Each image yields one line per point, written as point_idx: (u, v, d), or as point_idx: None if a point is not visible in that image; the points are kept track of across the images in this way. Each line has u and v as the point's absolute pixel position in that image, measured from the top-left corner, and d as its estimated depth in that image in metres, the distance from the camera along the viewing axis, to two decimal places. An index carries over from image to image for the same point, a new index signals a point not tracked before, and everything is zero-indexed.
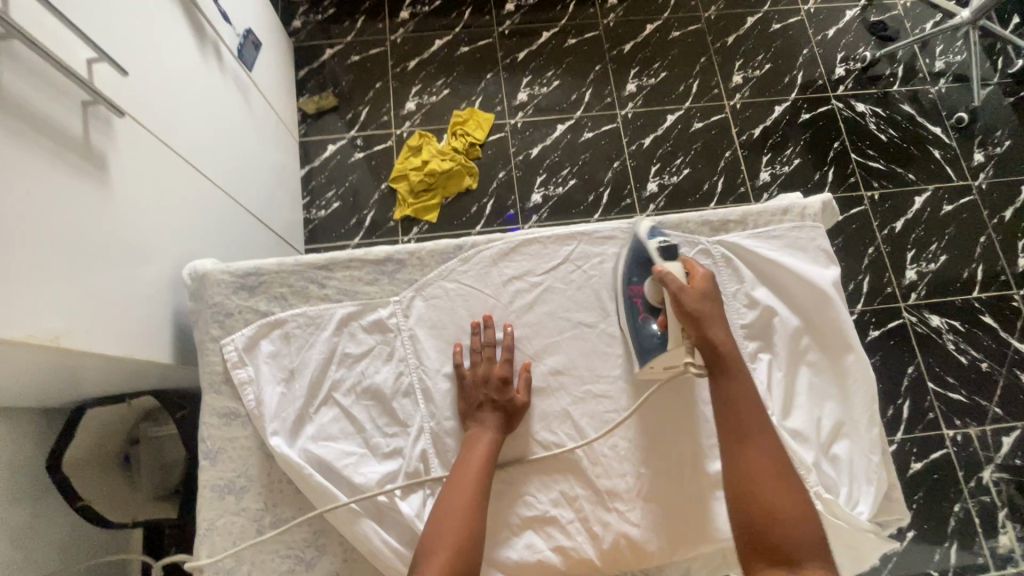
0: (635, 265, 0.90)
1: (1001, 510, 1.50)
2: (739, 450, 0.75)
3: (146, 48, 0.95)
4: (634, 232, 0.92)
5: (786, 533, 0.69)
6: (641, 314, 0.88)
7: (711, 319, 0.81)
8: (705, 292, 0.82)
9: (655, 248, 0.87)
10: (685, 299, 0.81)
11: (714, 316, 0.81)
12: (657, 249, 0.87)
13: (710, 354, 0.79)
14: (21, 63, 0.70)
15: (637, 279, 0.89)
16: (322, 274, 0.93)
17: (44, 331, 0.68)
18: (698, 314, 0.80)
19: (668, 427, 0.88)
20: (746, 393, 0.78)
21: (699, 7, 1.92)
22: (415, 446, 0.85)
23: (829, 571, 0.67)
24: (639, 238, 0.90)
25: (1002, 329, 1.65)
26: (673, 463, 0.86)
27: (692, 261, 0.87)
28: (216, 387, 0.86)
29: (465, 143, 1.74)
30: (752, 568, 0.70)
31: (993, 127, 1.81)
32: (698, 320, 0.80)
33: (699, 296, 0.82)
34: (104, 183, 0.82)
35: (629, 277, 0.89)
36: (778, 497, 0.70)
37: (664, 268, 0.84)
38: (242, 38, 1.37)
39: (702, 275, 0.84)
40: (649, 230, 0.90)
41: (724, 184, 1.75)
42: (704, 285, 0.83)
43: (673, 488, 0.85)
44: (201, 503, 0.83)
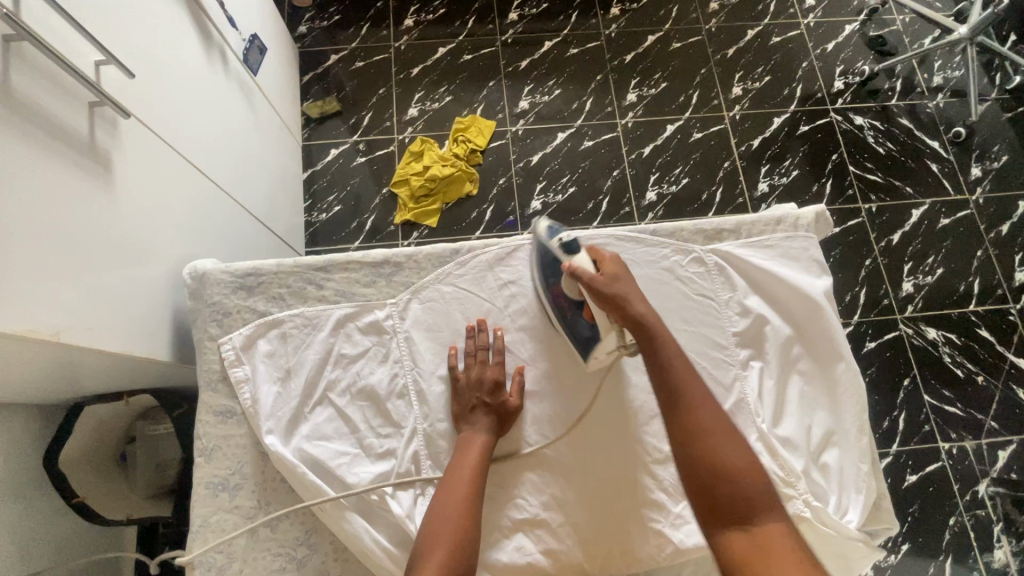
0: (547, 266, 0.90)
1: (996, 524, 1.50)
2: (681, 415, 0.75)
3: (153, 52, 0.97)
4: (536, 238, 0.93)
5: (739, 493, 0.70)
6: (569, 310, 0.88)
7: (628, 298, 0.81)
8: (617, 274, 0.83)
9: (557, 247, 0.88)
10: (601, 285, 0.81)
11: (631, 292, 0.82)
12: (559, 246, 0.87)
13: (638, 330, 0.80)
14: (32, 66, 0.72)
15: (555, 280, 0.90)
16: (321, 275, 0.94)
17: (45, 326, 0.70)
18: (618, 295, 0.80)
19: (603, 438, 0.88)
20: (676, 357, 0.78)
21: (700, 19, 1.95)
22: (408, 447, 0.86)
23: (783, 521, 0.69)
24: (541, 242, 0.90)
25: (998, 343, 1.65)
26: (611, 474, 0.87)
27: (597, 248, 0.87)
28: (213, 385, 0.87)
29: (466, 149, 1.75)
30: (713, 531, 0.70)
31: (991, 142, 1.83)
32: (618, 302, 0.80)
33: (612, 279, 0.82)
34: (108, 183, 0.83)
35: (546, 279, 0.91)
36: (730, 455, 0.72)
37: (572, 264, 0.83)
38: (247, 42, 1.39)
39: (609, 259, 0.85)
40: (548, 230, 0.90)
41: (722, 194, 1.77)
42: (614, 267, 0.83)
43: (618, 498, 0.85)
44: (195, 500, 0.84)
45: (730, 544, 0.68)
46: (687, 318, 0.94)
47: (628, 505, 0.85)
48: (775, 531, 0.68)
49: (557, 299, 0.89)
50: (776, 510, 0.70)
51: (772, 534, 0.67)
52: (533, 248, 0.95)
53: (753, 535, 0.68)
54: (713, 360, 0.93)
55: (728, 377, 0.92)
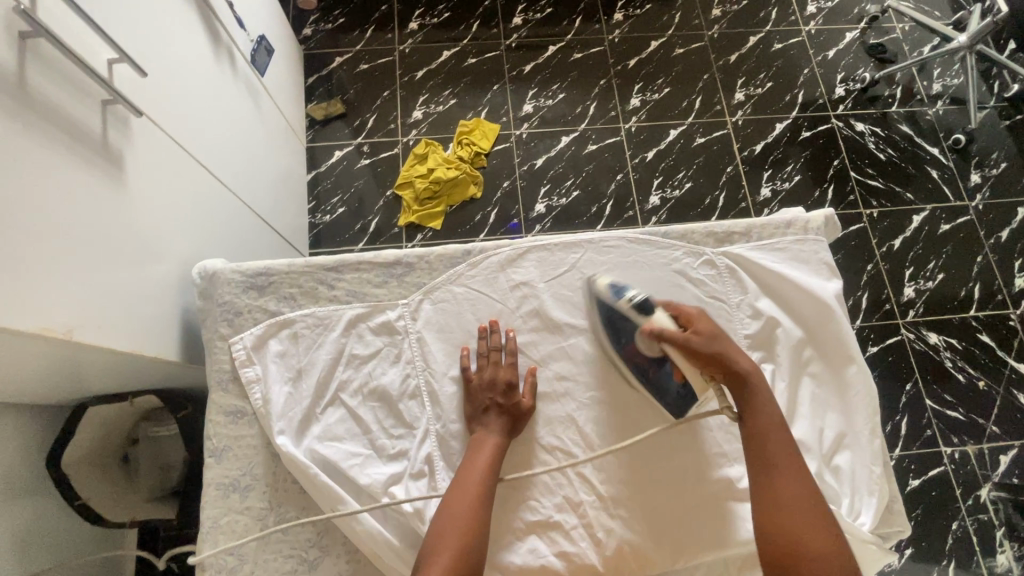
0: (611, 327, 0.89)
1: (999, 529, 1.50)
2: (768, 483, 0.76)
3: (165, 52, 0.97)
4: (596, 298, 0.91)
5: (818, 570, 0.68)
6: (651, 370, 0.88)
7: (730, 356, 0.82)
8: (711, 331, 0.83)
9: (630, 307, 0.86)
10: (696, 346, 0.81)
11: (730, 350, 0.82)
12: (630, 306, 0.86)
13: (741, 392, 0.81)
14: (47, 63, 0.71)
15: (627, 341, 0.88)
16: (331, 275, 0.94)
17: (58, 324, 0.69)
18: (717, 355, 0.81)
19: (668, 446, 0.88)
20: (774, 426, 0.79)
21: (702, 25, 1.96)
22: (421, 448, 0.86)
23: None
24: (607, 302, 0.89)
25: (998, 348, 1.66)
26: (677, 482, 0.86)
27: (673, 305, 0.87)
28: (224, 385, 0.87)
29: (471, 152, 1.76)
30: None
31: (990, 149, 1.84)
32: (715, 362, 0.81)
33: (709, 337, 0.82)
34: (120, 181, 0.83)
35: (618, 341, 0.89)
36: (811, 527, 0.71)
37: (654, 326, 0.83)
38: (255, 44, 1.39)
39: (697, 316, 0.85)
40: (613, 290, 0.89)
41: (725, 198, 1.78)
42: (707, 326, 0.83)
43: (688, 505, 0.85)
44: (205, 501, 0.83)
45: None
46: None
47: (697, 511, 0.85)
48: None
49: (632, 358, 0.88)
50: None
51: None
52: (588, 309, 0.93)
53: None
54: None
55: None
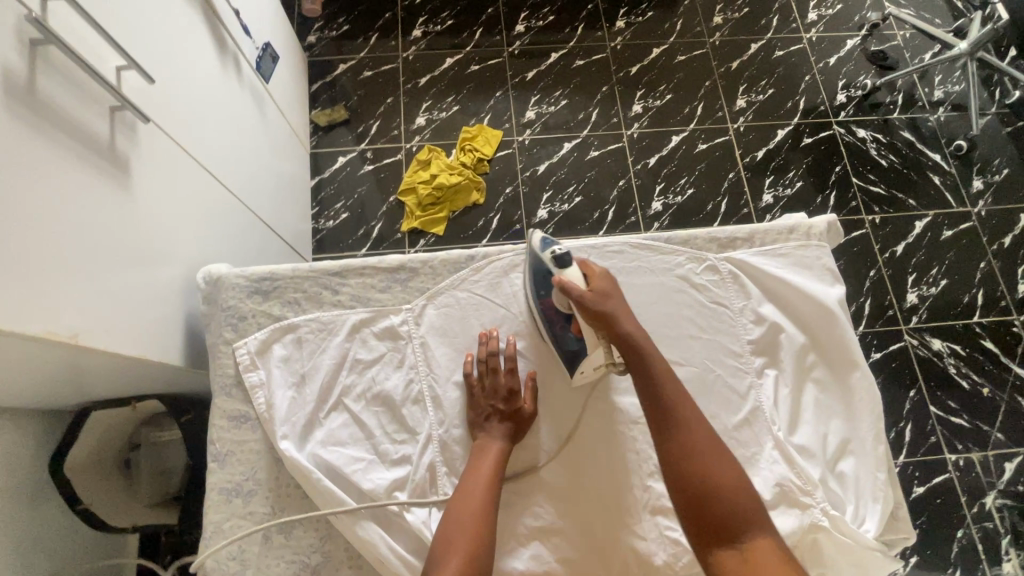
0: (536, 278, 0.90)
1: (1005, 537, 1.49)
2: (671, 433, 0.75)
3: (172, 59, 0.98)
4: (528, 249, 0.93)
5: (728, 510, 0.70)
6: (559, 324, 0.89)
7: (621, 315, 0.82)
8: (607, 290, 0.84)
9: (550, 259, 0.88)
10: (591, 303, 0.82)
11: (621, 308, 0.83)
12: (551, 259, 0.88)
13: (629, 349, 0.80)
14: (58, 70, 0.72)
15: (545, 293, 0.89)
16: (336, 280, 0.94)
17: (64, 328, 0.69)
18: (610, 313, 0.82)
19: (596, 457, 0.87)
20: (666, 377, 0.79)
21: (704, 32, 1.98)
22: (423, 454, 0.86)
23: (774, 541, 0.70)
24: (533, 252, 0.91)
25: (1002, 354, 1.66)
26: (608, 493, 0.85)
27: (588, 263, 0.89)
28: (228, 390, 0.87)
29: (473, 158, 1.77)
30: (703, 548, 0.70)
31: (992, 155, 1.85)
32: (607, 319, 0.81)
33: (603, 296, 0.83)
34: (126, 187, 0.84)
35: (536, 291, 0.90)
36: (717, 470, 0.72)
37: (564, 279, 0.85)
38: (260, 51, 1.40)
39: (600, 275, 0.86)
40: (541, 241, 0.91)
41: (727, 205, 1.78)
42: (605, 284, 0.85)
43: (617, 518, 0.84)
44: (208, 506, 0.83)
45: (721, 562, 0.69)
46: (701, 326, 0.95)
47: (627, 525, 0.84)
48: (765, 547, 0.69)
49: (546, 312, 0.89)
50: (762, 527, 0.70)
51: (761, 550, 0.68)
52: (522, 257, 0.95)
53: (745, 556, 0.68)
54: (729, 368, 0.93)
55: (744, 385, 0.92)
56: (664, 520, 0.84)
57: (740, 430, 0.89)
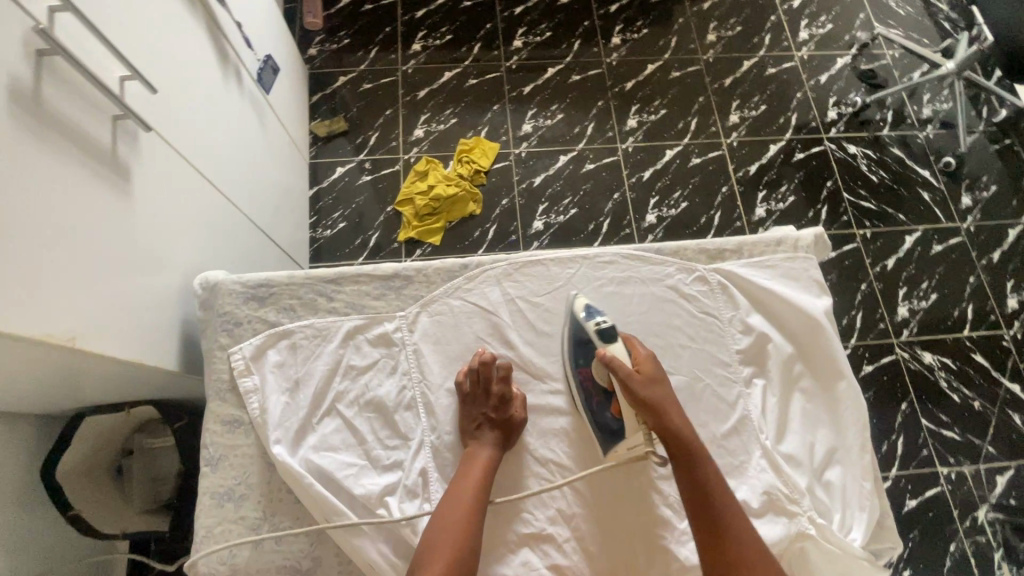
0: (575, 346, 0.91)
1: (997, 551, 1.49)
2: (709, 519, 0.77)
3: (176, 72, 1.01)
4: (570, 313, 0.93)
5: None
6: (595, 398, 0.89)
7: (665, 404, 0.82)
8: (653, 376, 0.85)
9: (591, 329, 0.89)
10: (636, 387, 0.83)
11: (668, 399, 0.83)
12: (594, 331, 0.89)
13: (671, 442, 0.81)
14: (64, 79, 0.74)
15: (583, 362, 0.90)
16: (331, 287, 0.96)
17: (63, 331, 0.71)
18: (652, 401, 0.82)
19: (607, 470, 0.88)
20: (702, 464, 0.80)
21: (698, 50, 2.02)
22: (415, 461, 0.87)
23: None
24: (575, 318, 0.92)
25: (993, 368, 1.67)
26: (613, 503, 0.86)
27: (633, 340, 0.90)
28: (222, 395, 0.88)
29: (470, 170, 1.79)
30: None
31: (980, 172, 1.88)
32: (653, 409, 0.82)
33: (648, 381, 0.84)
34: (127, 192, 0.85)
35: (574, 358, 0.91)
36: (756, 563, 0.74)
37: (606, 352, 0.86)
38: (262, 62, 1.43)
39: (646, 357, 0.87)
40: (585, 309, 0.92)
41: (720, 218, 1.81)
42: (652, 369, 0.85)
43: (619, 527, 0.85)
44: (200, 510, 0.83)
45: None
46: (691, 335, 0.96)
47: (627, 535, 0.85)
48: None
49: (584, 382, 0.90)
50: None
51: None
52: (563, 321, 0.96)
53: None
54: (717, 377, 0.94)
55: (732, 394, 0.93)
56: (654, 527, 0.85)
57: (729, 439, 0.90)
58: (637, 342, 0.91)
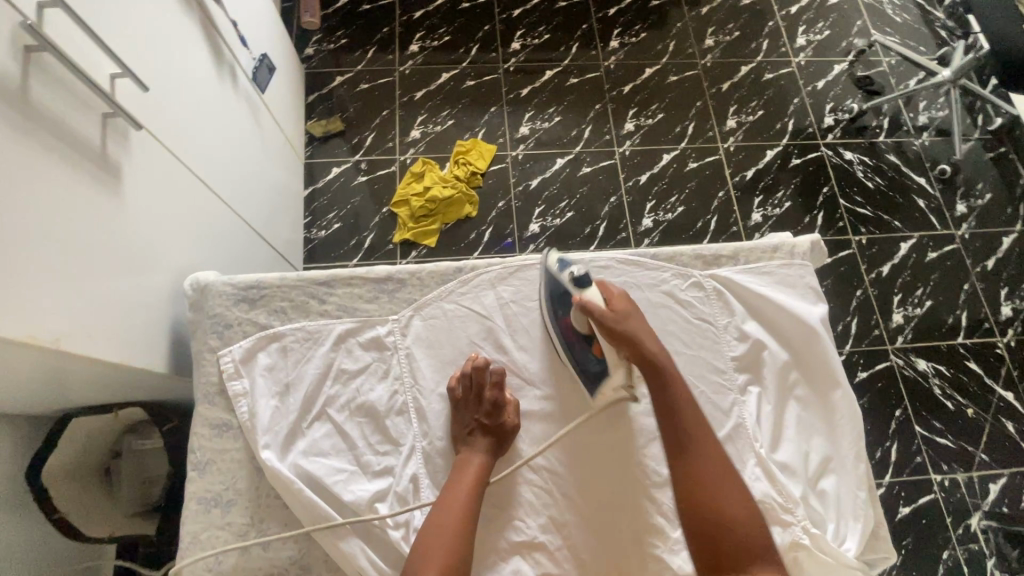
0: (555, 298, 0.91)
1: (989, 558, 1.49)
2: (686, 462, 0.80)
3: (169, 69, 0.99)
4: (544, 269, 0.92)
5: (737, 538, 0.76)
6: (575, 343, 0.89)
7: (642, 336, 0.85)
8: (627, 311, 0.86)
9: (567, 278, 0.89)
10: (613, 324, 0.84)
11: (644, 331, 0.85)
12: (570, 279, 0.88)
13: (650, 372, 0.84)
14: (51, 75, 0.73)
15: (563, 313, 0.90)
16: (323, 289, 0.94)
17: (48, 332, 0.69)
18: (632, 334, 0.84)
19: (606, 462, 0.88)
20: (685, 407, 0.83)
21: (696, 54, 2.02)
22: (406, 467, 0.86)
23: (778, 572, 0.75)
24: (551, 271, 0.91)
25: (986, 376, 1.68)
26: (617, 502, 0.86)
27: (605, 284, 0.91)
28: (211, 398, 0.87)
29: (467, 171, 1.78)
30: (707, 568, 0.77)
31: (975, 180, 1.89)
32: (630, 340, 0.84)
33: (623, 317, 0.85)
34: (116, 191, 0.84)
35: (554, 312, 0.91)
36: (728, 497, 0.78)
37: (583, 297, 0.86)
38: (257, 62, 1.42)
39: (620, 296, 0.88)
40: (558, 261, 0.91)
41: (717, 222, 1.80)
42: (625, 305, 0.87)
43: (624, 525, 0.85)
44: (186, 516, 0.82)
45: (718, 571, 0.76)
46: (686, 342, 0.96)
47: (633, 533, 0.85)
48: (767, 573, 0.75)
49: (563, 332, 0.90)
50: (770, 557, 0.76)
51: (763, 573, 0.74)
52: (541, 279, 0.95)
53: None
54: (712, 384, 0.93)
55: (727, 402, 0.93)
56: (646, 535, 0.85)
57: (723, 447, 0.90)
58: (609, 285, 0.92)
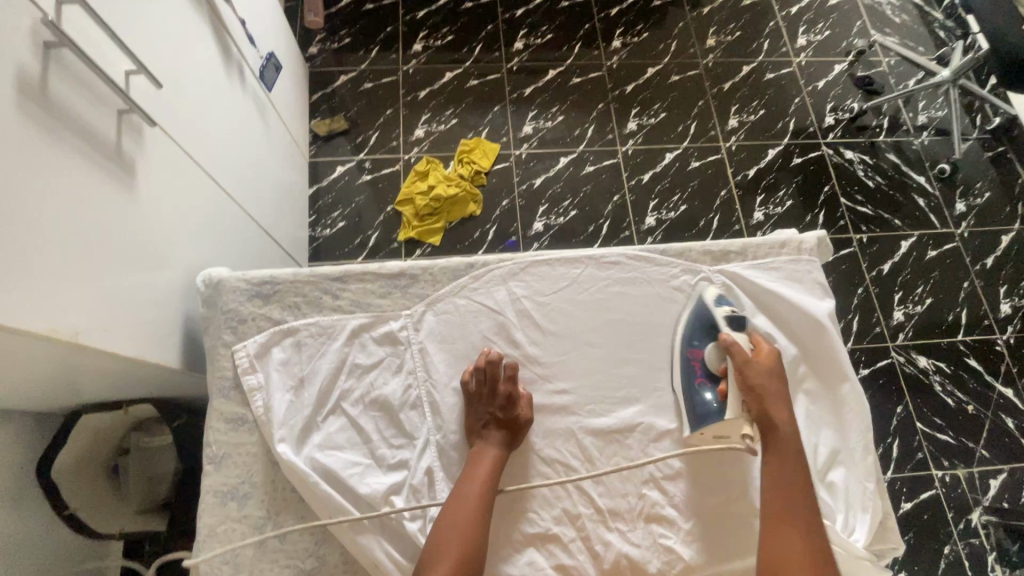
0: (698, 327, 0.93)
1: (990, 553, 1.51)
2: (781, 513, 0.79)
3: (180, 67, 1.00)
4: (697, 300, 0.95)
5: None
6: (697, 378, 0.90)
7: (774, 398, 0.84)
8: (771, 370, 0.87)
9: (721, 316, 0.91)
10: (751, 373, 0.85)
11: (778, 395, 0.85)
12: (725, 317, 0.91)
13: (768, 434, 0.84)
14: (69, 71, 0.74)
15: (699, 343, 0.92)
16: (336, 285, 0.95)
17: (64, 325, 0.69)
18: (763, 391, 0.84)
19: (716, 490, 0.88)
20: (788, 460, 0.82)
21: (698, 54, 2.03)
22: (420, 460, 0.86)
23: None
24: (705, 304, 0.93)
25: (986, 372, 1.69)
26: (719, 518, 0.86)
27: (760, 338, 0.92)
28: (226, 392, 0.87)
29: (471, 170, 1.79)
30: None
31: (974, 179, 1.91)
32: (762, 396, 0.84)
33: (764, 371, 0.86)
34: (130, 186, 0.84)
35: (689, 340, 0.93)
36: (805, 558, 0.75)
37: (729, 336, 0.89)
38: (264, 60, 1.43)
39: (769, 352, 0.88)
40: (717, 297, 0.93)
41: (719, 221, 1.82)
42: (771, 364, 0.87)
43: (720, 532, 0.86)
44: (202, 509, 0.83)
45: None
46: None
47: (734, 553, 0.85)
48: None
49: (691, 361, 0.92)
50: None
51: None
52: (688, 308, 0.97)
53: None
54: None
55: None
56: (658, 527, 0.86)
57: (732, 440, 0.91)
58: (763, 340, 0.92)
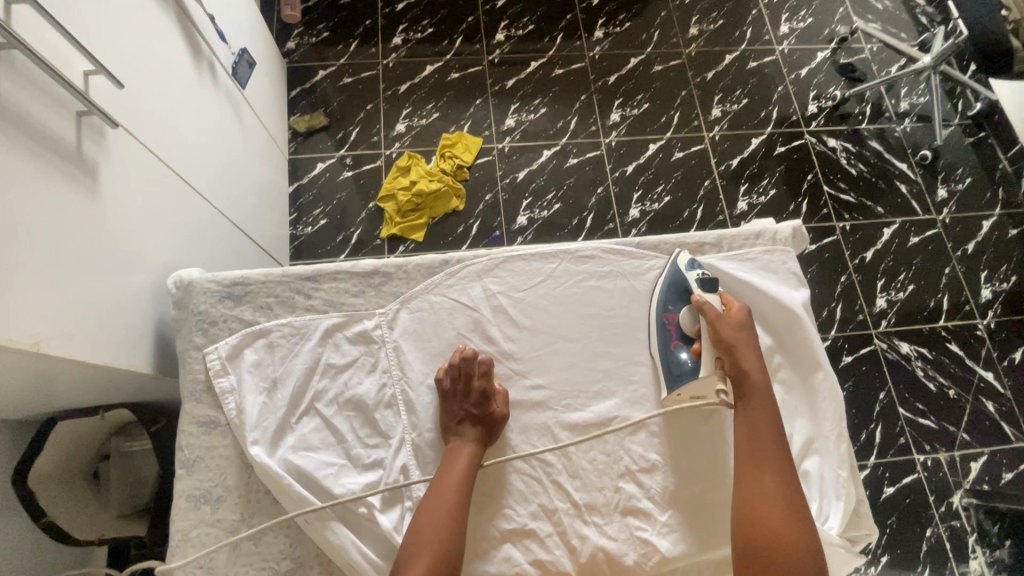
0: (670, 292, 0.94)
1: (971, 535, 1.53)
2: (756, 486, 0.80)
3: (143, 64, 0.98)
4: (673, 262, 0.96)
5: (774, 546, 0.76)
6: (673, 340, 0.92)
7: (746, 352, 0.88)
8: (743, 324, 0.90)
9: (693, 278, 0.93)
10: (723, 330, 0.89)
11: (747, 346, 0.88)
12: (695, 279, 0.93)
13: (743, 392, 0.87)
14: (19, 72, 0.71)
15: (672, 306, 0.93)
16: (309, 284, 0.94)
17: (27, 335, 0.68)
18: (733, 343, 0.88)
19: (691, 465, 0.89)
20: (774, 456, 0.82)
21: (680, 44, 2.02)
22: (395, 459, 0.86)
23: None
24: (678, 267, 0.95)
25: (967, 356, 1.71)
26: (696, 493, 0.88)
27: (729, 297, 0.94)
28: (197, 395, 0.86)
29: (454, 165, 1.77)
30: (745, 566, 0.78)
31: (955, 165, 1.92)
32: (733, 349, 0.87)
33: (736, 326, 0.89)
34: (94, 191, 0.83)
35: (664, 303, 0.94)
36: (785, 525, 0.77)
37: (701, 297, 0.91)
38: (236, 56, 1.40)
39: (739, 309, 0.91)
40: (688, 261, 0.95)
41: (703, 212, 1.82)
42: (742, 320, 0.90)
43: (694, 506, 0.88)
44: (177, 513, 0.82)
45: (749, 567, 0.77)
46: None
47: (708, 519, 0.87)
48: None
49: (667, 324, 0.93)
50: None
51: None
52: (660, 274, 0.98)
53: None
54: None
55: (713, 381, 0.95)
56: (635, 520, 0.86)
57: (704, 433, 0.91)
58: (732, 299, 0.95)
